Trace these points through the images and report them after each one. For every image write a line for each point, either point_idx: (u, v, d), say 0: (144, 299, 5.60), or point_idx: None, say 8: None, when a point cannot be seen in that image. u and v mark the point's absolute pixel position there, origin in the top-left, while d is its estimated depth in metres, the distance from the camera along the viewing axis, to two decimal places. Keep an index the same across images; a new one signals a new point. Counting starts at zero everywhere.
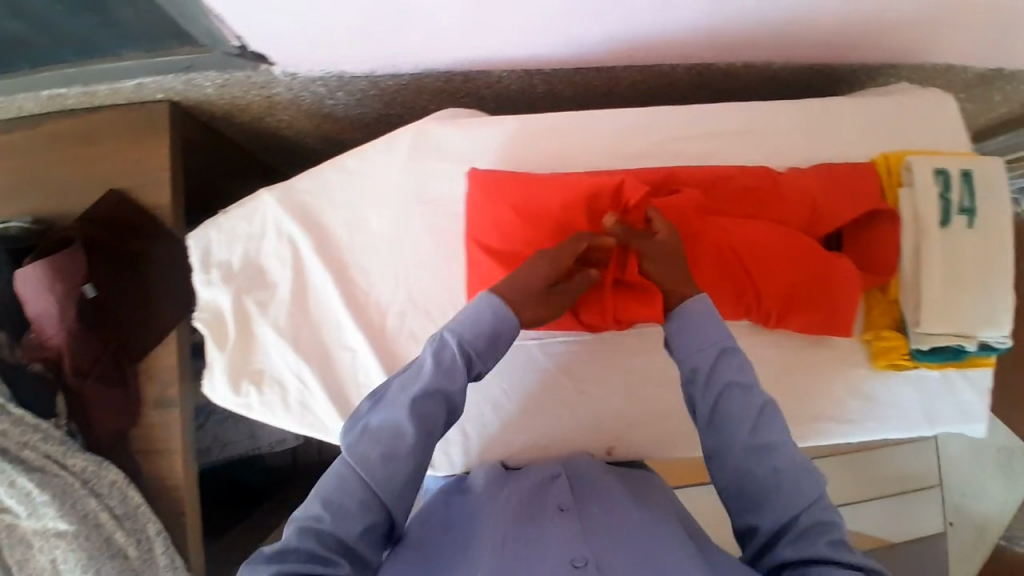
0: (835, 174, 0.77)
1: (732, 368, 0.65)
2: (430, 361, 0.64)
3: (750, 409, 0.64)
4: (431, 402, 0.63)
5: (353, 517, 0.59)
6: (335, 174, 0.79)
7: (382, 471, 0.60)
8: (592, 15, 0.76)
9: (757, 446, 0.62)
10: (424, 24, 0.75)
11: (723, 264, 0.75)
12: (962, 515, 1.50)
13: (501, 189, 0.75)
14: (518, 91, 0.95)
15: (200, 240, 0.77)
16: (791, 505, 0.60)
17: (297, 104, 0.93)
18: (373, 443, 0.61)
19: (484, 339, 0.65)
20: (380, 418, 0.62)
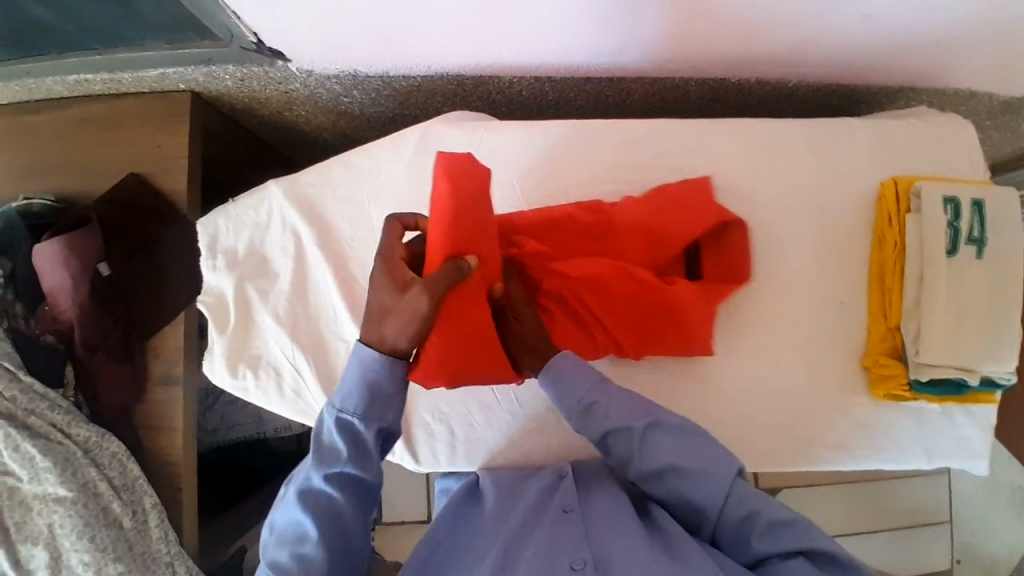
0: (664, 202, 0.77)
1: (603, 413, 0.71)
2: (317, 451, 0.67)
3: (632, 444, 0.70)
4: (320, 490, 0.66)
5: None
6: (340, 169, 0.80)
7: (296, 572, 0.65)
8: (602, 24, 0.77)
9: (656, 472, 0.69)
10: (435, 26, 0.76)
11: (569, 305, 0.76)
12: (970, 554, 1.45)
13: (457, 185, 0.65)
14: (529, 97, 0.97)
15: (208, 227, 0.80)
16: (712, 505, 0.67)
17: (313, 100, 0.97)
18: (282, 545, 0.67)
19: (367, 400, 0.64)
20: (285, 515, 0.67)
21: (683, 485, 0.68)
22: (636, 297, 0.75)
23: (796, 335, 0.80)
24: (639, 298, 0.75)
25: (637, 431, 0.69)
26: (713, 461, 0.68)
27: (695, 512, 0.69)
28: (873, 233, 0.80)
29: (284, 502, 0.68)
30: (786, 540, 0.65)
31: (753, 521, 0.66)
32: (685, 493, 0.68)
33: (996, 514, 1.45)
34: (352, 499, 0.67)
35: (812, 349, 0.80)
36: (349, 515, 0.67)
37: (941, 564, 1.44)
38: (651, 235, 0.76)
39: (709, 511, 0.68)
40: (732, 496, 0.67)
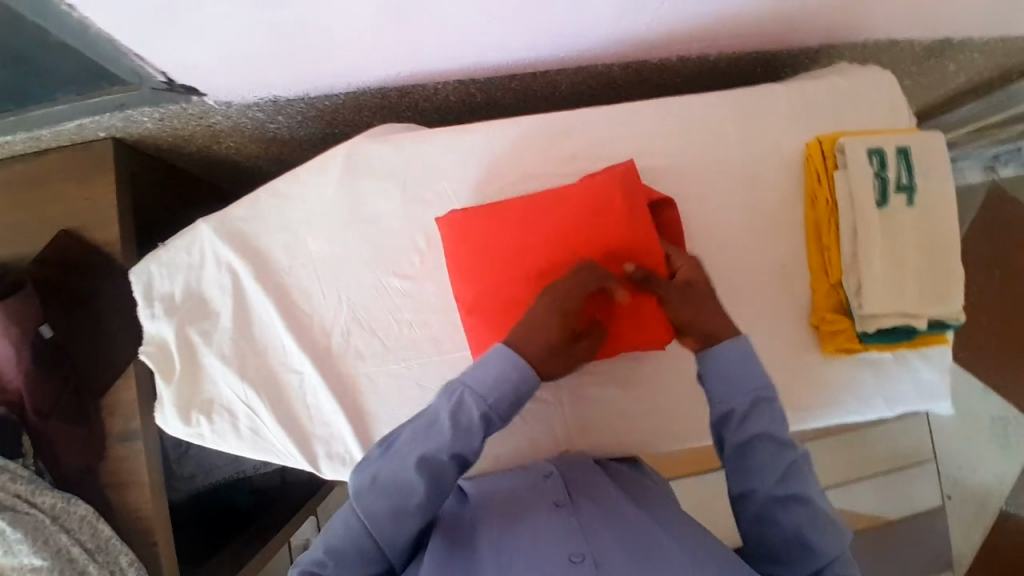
0: (571, 199, 0.76)
1: (763, 421, 0.67)
2: (452, 424, 0.64)
3: (780, 462, 0.65)
4: (444, 465, 0.64)
5: (357, 563, 0.63)
6: (269, 199, 0.79)
7: (389, 521, 0.63)
8: (513, 20, 0.76)
9: (780, 500, 0.65)
10: (347, 42, 0.75)
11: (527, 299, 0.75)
12: (959, 489, 1.52)
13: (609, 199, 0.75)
14: (457, 101, 0.96)
15: (141, 275, 0.78)
16: (822, 554, 0.63)
17: (239, 130, 0.95)
18: (382, 496, 0.63)
19: (512, 403, 0.66)
20: (391, 471, 0.64)
21: (799, 525, 0.64)
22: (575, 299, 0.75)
23: (744, 303, 0.80)
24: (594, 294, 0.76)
25: (794, 457, 0.66)
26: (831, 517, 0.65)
27: (784, 549, 0.65)
28: (805, 193, 0.81)
29: (392, 460, 0.64)
30: None
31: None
32: (804, 529, 0.64)
33: (977, 443, 1.53)
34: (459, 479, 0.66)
35: (761, 314, 0.80)
36: (450, 489, 0.66)
37: (934, 501, 1.47)
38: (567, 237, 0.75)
39: (810, 556, 0.63)
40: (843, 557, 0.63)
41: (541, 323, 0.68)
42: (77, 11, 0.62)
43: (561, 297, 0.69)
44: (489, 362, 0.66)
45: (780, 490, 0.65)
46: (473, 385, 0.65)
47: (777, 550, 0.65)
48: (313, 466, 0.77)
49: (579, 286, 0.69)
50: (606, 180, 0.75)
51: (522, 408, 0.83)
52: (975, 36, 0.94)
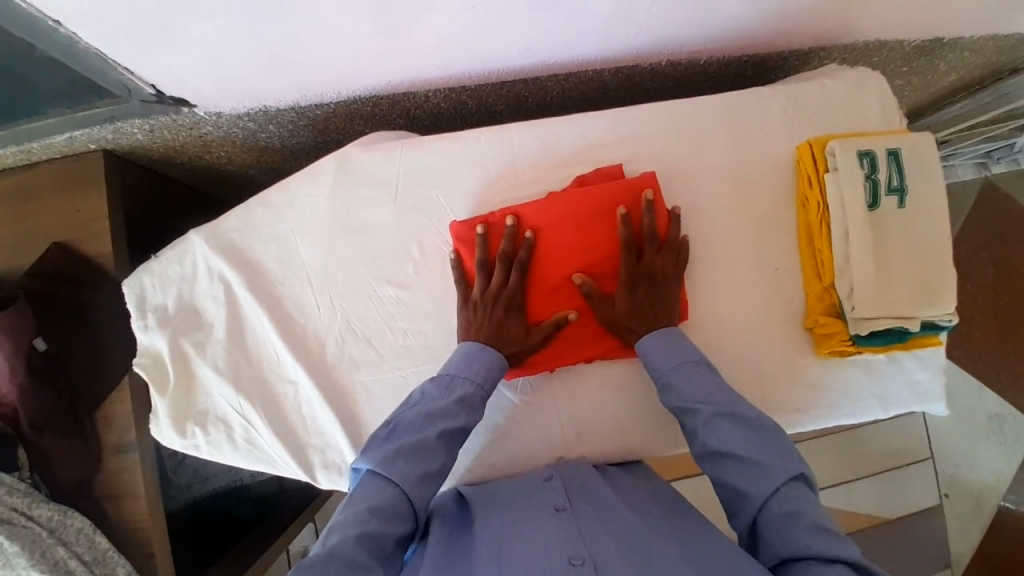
0: (585, 204, 0.76)
1: (683, 386, 0.73)
2: (461, 400, 0.71)
3: (698, 424, 0.71)
4: (459, 435, 0.70)
5: (394, 522, 0.62)
6: (261, 210, 0.79)
7: (416, 484, 0.65)
8: (502, 28, 0.76)
9: (712, 455, 0.70)
10: (336, 50, 0.75)
11: (550, 292, 0.77)
12: (957, 486, 1.55)
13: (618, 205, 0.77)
14: (449, 108, 0.96)
15: (134, 287, 0.78)
16: (756, 499, 0.66)
17: (230, 140, 0.95)
18: (410, 462, 0.66)
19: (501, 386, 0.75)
20: (413, 441, 0.67)
21: (731, 476, 0.68)
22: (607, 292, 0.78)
23: (735, 307, 0.80)
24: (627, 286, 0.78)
25: (710, 412, 0.71)
26: (778, 461, 0.67)
27: (736, 500, 0.68)
28: (797, 196, 0.81)
29: (408, 432, 0.68)
30: (820, 545, 0.60)
31: (796, 521, 0.62)
32: (733, 479, 0.68)
33: (974, 441, 1.55)
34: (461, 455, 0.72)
35: (754, 318, 0.80)
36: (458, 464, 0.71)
37: (930, 501, 1.54)
38: (584, 239, 0.77)
39: (753, 501, 0.66)
40: (782, 495, 0.65)
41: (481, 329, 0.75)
42: (63, 26, 0.62)
43: (486, 302, 0.75)
44: (476, 355, 0.73)
45: (709, 444, 0.70)
46: (467, 372, 0.72)
47: (732, 503, 0.69)
48: (308, 475, 0.77)
49: (507, 291, 0.75)
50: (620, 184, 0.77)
51: (517, 415, 0.83)
52: (966, 36, 0.94)
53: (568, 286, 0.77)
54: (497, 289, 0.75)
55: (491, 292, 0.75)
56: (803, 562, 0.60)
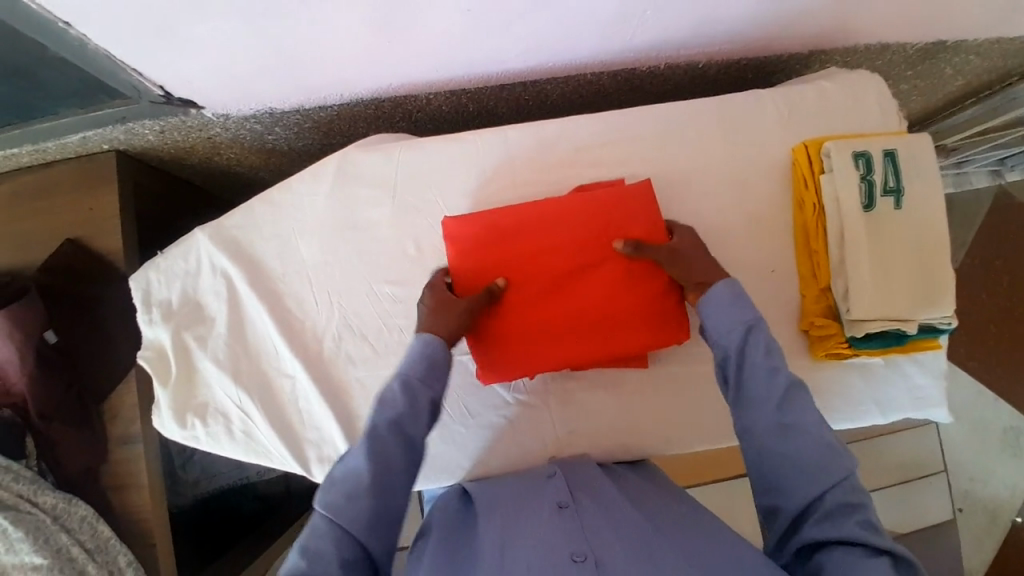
0: (574, 211, 0.78)
1: (757, 347, 0.68)
2: (383, 402, 0.66)
3: (773, 386, 0.66)
4: (387, 438, 0.64)
5: (326, 556, 0.58)
6: (263, 208, 0.81)
7: (344, 504, 0.60)
8: (500, 31, 0.78)
9: (782, 425, 0.64)
10: (339, 53, 0.77)
11: (529, 298, 0.78)
12: (971, 500, 1.53)
13: (611, 211, 0.78)
14: (452, 111, 0.98)
15: (140, 282, 0.80)
16: (818, 482, 0.62)
17: (239, 142, 0.98)
18: (336, 488, 0.62)
19: (432, 367, 0.68)
20: (338, 466, 0.63)
21: (795, 452, 0.63)
22: (595, 298, 0.78)
23: None
24: (618, 293, 0.78)
25: (788, 384, 0.66)
26: (843, 448, 0.64)
27: (781, 480, 0.64)
28: (793, 197, 0.81)
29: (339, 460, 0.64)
30: (876, 539, 0.58)
31: (854, 512, 0.60)
32: (801, 456, 0.63)
33: (987, 453, 1.53)
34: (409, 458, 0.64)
35: None
36: (403, 471, 0.63)
37: (945, 515, 1.49)
38: (573, 242, 0.78)
39: (812, 483, 0.62)
40: (844, 483, 0.62)
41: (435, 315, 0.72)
42: (74, 27, 0.65)
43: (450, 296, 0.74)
44: (409, 350, 0.69)
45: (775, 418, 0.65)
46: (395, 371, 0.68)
47: (777, 482, 0.64)
48: (304, 469, 0.78)
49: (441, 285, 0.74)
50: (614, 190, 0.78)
51: (511, 417, 0.83)
52: (969, 39, 0.94)
53: (552, 289, 0.78)
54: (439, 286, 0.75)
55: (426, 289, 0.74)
56: (859, 550, 0.58)
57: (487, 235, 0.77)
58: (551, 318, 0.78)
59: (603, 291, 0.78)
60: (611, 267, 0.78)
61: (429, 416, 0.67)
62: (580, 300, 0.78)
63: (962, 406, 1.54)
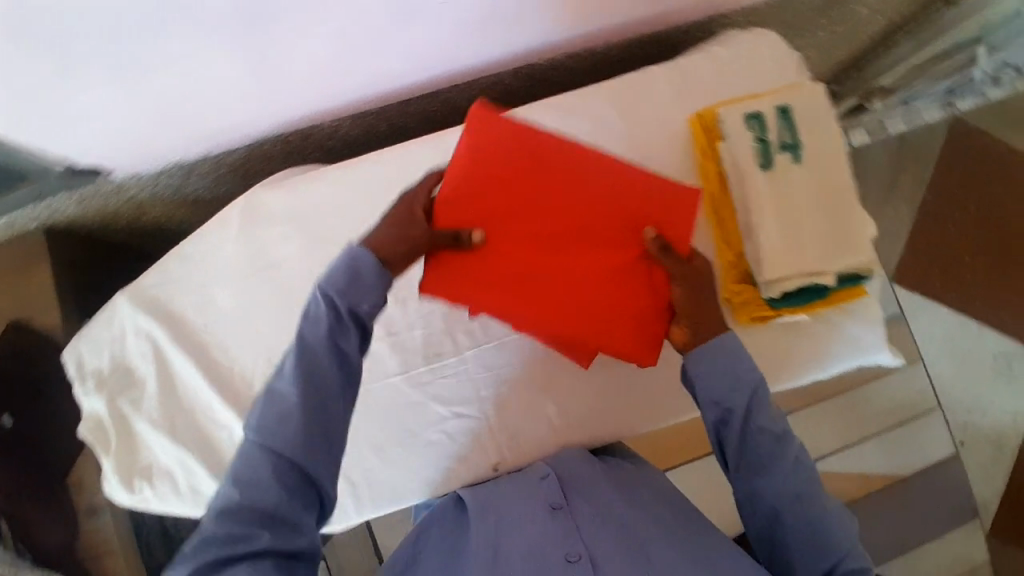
0: (614, 182, 0.76)
1: (760, 416, 0.68)
2: (308, 313, 0.61)
3: (782, 461, 0.66)
4: (313, 355, 0.60)
5: (261, 485, 0.56)
6: (177, 264, 0.82)
7: (273, 423, 0.58)
8: (377, 49, 0.78)
9: (790, 500, 0.66)
10: (234, 97, 0.79)
11: (524, 237, 0.74)
12: (973, 433, 1.51)
13: (644, 215, 0.75)
14: (362, 134, 0.99)
15: (72, 355, 0.81)
16: (827, 554, 0.64)
17: (161, 199, 0.98)
18: (265, 408, 0.59)
19: (354, 279, 0.62)
20: (268, 387, 0.60)
21: (804, 525, 0.65)
22: (599, 270, 0.76)
23: None
24: (623, 280, 0.75)
25: (794, 456, 0.66)
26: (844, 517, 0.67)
27: (789, 547, 0.66)
28: (698, 169, 0.80)
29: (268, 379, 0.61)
30: None
31: None
32: (810, 528, 0.65)
33: (982, 383, 1.51)
34: (340, 376, 0.61)
35: None
36: (334, 388, 0.60)
37: (945, 451, 1.47)
38: (589, 200, 0.75)
39: (822, 555, 0.65)
40: (850, 551, 0.65)
41: (392, 231, 0.65)
42: None
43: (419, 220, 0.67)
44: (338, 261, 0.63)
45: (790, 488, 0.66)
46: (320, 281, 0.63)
47: (787, 552, 0.66)
48: None
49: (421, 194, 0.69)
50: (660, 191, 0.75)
51: (452, 431, 0.81)
52: None
53: (546, 237, 0.75)
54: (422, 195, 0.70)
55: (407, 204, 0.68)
56: None
57: (516, 164, 0.75)
58: (530, 267, 0.75)
59: (600, 279, 0.76)
60: (617, 258, 0.75)
61: (360, 326, 0.63)
62: (580, 262, 0.76)
63: (952, 340, 1.51)
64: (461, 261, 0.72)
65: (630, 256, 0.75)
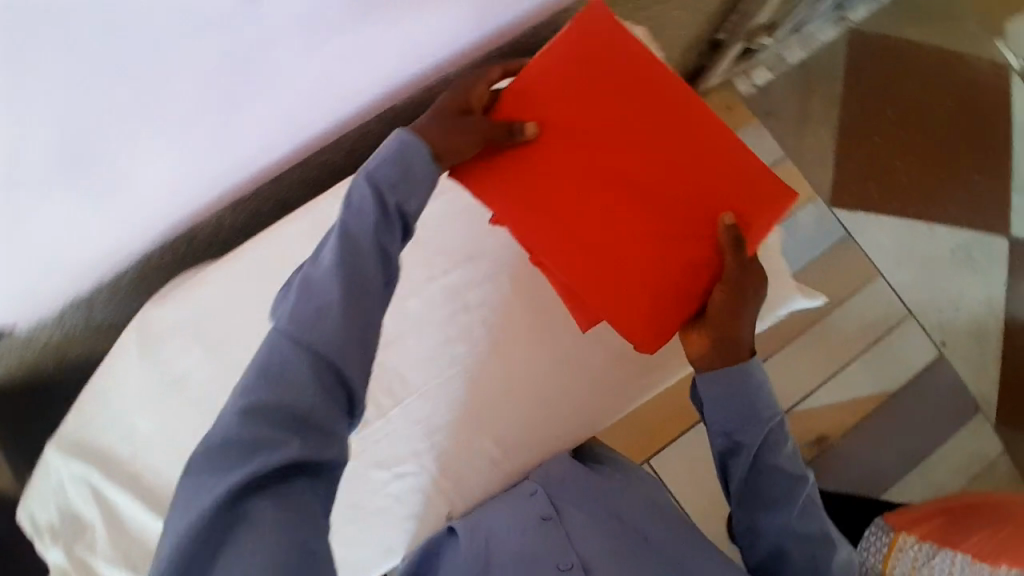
0: (712, 151, 0.76)
1: (768, 453, 0.73)
2: (347, 204, 0.62)
3: (792, 500, 0.72)
4: (349, 246, 0.59)
5: (291, 386, 0.54)
6: (92, 400, 0.85)
7: (306, 319, 0.56)
8: (219, 143, 0.79)
9: (796, 536, 0.72)
10: (125, 223, 0.83)
11: (572, 164, 0.75)
12: (950, 332, 1.48)
13: (717, 203, 0.75)
14: (248, 218, 0.99)
15: (26, 514, 0.83)
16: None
17: (77, 335, 0.99)
18: (303, 297, 0.57)
19: (404, 170, 0.64)
20: (297, 283, 0.58)
21: (808, 560, 0.72)
22: (634, 216, 0.75)
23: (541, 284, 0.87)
24: (662, 245, 0.75)
25: (803, 495, 0.72)
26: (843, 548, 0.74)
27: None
28: None
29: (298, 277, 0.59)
30: None
31: None
32: (812, 561, 0.72)
33: (949, 278, 1.50)
34: (380, 284, 0.60)
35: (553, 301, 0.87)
36: (373, 289, 0.59)
37: (928, 357, 1.45)
38: (658, 146, 0.76)
39: None
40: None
41: (441, 129, 0.69)
42: None
43: (474, 114, 0.72)
44: (392, 154, 0.64)
45: (790, 525, 0.72)
46: (373, 167, 0.63)
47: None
48: None
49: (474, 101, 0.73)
50: (750, 187, 0.75)
51: (398, 492, 0.82)
52: None
53: (590, 175, 0.75)
54: (479, 100, 0.74)
55: (459, 99, 0.72)
56: None
57: (636, 89, 0.76)
58: (560, 205, 0.76)
59: (647, 236, 0.75)
60: (670, 226, 0.75)
61: (401, 228, 0.64)
62: (611, 196, 0.75)
63: (906, 245, 1.50)
64: (493, 162, 0.75)
65: (686, 225, 0.75)
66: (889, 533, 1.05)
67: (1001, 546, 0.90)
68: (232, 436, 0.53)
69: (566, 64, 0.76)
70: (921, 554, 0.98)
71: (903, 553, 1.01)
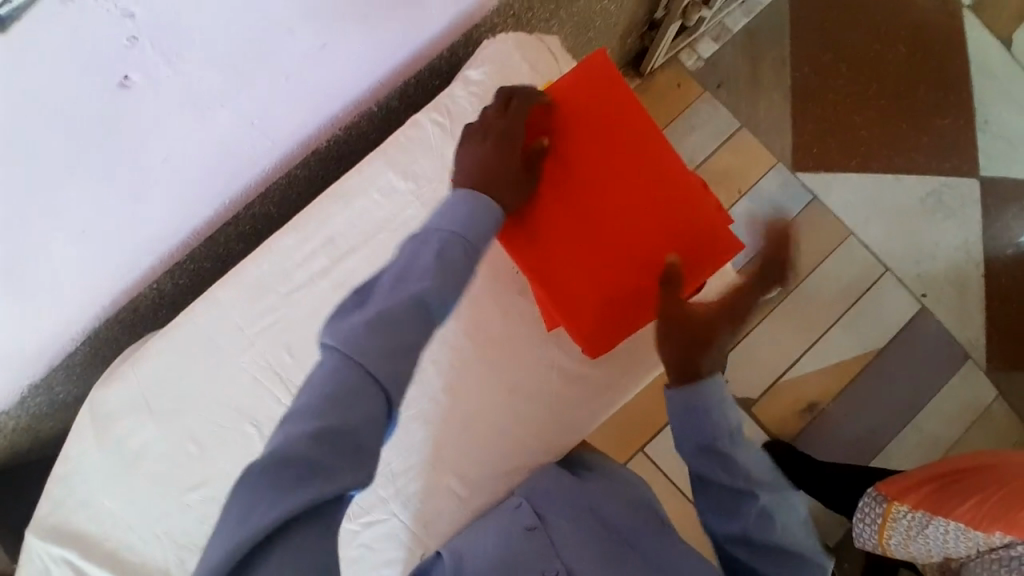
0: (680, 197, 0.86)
1: (725, 459, 0.71)
2: (433, 249, 0.63)
3: (745, 504, 0.71)
4: (427, 299, 0.61)
5: (357, 417, 0.54)
6: (62, 490, 0.84)
7: (377, 357, 0.57)
8: (132, 219, 0.77)
9: (749, 537, 0.72)
10: (53, 313, 0.80)
11: (563, 197, 0.84)
12: (930, 283, 1.44)
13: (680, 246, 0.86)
14: (193, 278, 0.95)
15: None
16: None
17: (43, 414, 0.96)
18: (374, 332, 0.57)
19: (478, 225, 0.67)
20: (375, 314, 0.58)
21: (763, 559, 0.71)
22: (598, 242, 0.85)
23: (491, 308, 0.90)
24: (621, 276, 0.85)
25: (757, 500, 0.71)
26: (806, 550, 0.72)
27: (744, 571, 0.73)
28: None
29: (381, 302, 0.59)
30: None
31: None
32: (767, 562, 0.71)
33: (922, 228, 1.46)
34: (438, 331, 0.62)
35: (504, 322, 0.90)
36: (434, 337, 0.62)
37: (909, 311, 1.43)
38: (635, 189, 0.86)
39: None
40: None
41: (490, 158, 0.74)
42: None
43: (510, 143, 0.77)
44: (470, 204, 0.68)
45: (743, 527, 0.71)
46: (451, 217, 0.66)
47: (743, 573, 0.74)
48: None
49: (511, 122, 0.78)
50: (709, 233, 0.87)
51: (368, 540, 0.83)
52: None
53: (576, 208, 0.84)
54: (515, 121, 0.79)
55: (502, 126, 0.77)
56: None
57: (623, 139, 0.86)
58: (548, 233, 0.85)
59: (619, 263, 0.85)
60: (639, 257, 0.85)
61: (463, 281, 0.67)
62: (591, 224, 0.85)
63: (874, 201, 1.47)
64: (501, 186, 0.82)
65: (650, 260, 0.85)
66: (882, 503, 1.02)
67: (996, 511, 0.89)
68: (287, 455, 0.52)
69: (576, 97, 0.84)
70: (915, 523, 0.97)
71: (897, 523, 1.00)
